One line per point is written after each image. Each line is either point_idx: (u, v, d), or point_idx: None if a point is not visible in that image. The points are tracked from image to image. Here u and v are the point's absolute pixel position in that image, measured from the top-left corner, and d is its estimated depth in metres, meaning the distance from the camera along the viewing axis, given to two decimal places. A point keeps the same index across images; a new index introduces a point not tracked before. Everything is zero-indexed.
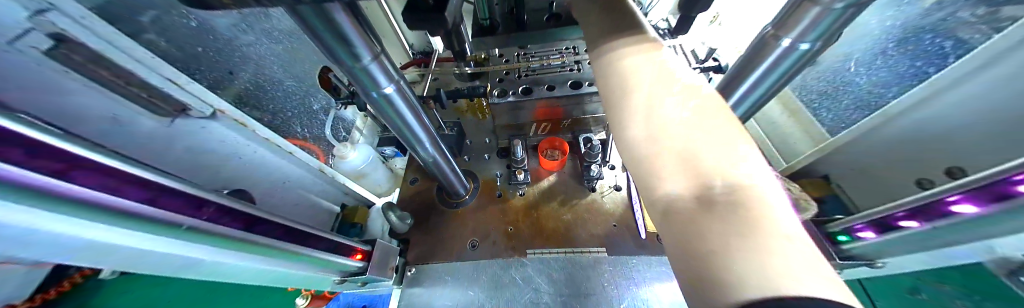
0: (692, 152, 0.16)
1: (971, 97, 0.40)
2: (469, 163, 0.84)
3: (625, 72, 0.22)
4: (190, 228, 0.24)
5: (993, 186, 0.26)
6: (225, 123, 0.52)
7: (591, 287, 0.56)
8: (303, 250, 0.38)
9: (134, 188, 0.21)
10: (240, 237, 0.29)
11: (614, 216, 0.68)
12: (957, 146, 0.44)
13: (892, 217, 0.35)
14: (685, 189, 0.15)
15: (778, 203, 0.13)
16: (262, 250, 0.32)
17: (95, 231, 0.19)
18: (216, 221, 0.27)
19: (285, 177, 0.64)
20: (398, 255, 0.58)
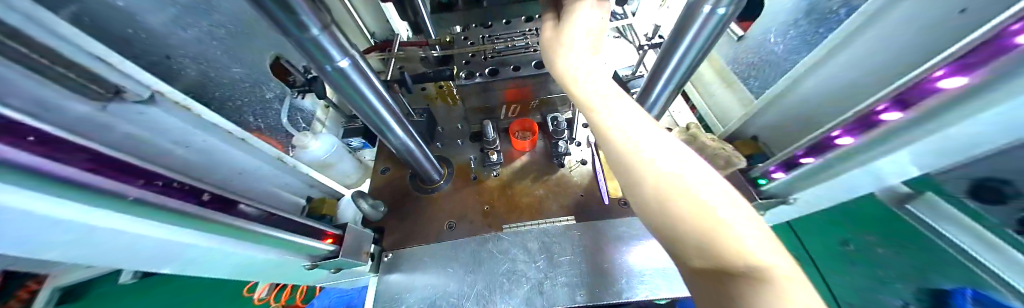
0: (706, 224, 0.20)
1: (857, 54, 0.48)
2: (441, 150, 0.84)
3: (615, 142, 0.26)
4: (133, 199, 0.24)
5: (927, 85, 0.27)
6: (167, 107, 0.47)
7: (561, 251, 0.61)
8: (266, 230, 0.37)
9: (46, 152, 0.19)
10: (189, 213, 0.29)
11: (581, 187, 0.73)
12: (841, 98, 0.53)
13: (829, 137, 0.40)
14: (713, 267, 0.19)
15: (773, 253, 0.18)
16: (213, 228, 0.32)
17: (21, 198, 0.18)
18: (160, 194, 0.27)
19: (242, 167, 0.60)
20: (372, 240, 0.57)
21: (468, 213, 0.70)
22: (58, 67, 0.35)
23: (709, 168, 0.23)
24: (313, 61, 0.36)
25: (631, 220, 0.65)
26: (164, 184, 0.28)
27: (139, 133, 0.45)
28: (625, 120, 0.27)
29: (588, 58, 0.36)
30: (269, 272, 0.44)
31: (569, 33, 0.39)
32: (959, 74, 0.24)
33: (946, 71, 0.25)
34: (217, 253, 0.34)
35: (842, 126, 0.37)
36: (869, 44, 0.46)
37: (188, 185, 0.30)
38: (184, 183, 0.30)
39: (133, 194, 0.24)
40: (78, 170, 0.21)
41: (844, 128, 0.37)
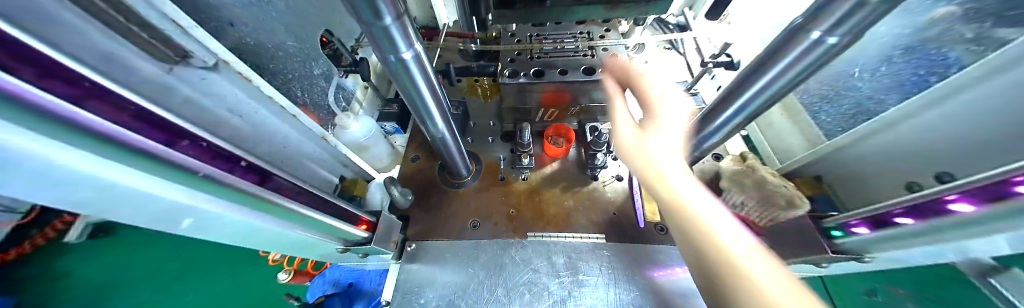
0: (709, 235, 0.32)
1: (969, 105, 0.41)
2: (472, 145, 0.83)
3: (647, 177, 0.41)
4: (198, 174, 0.23)
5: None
6: (228, 75, 0.48)
7: (588, 270, 0.58)
8: (310, 213, 0.37)
9: (118, 119, 0.19)
10: (247, 190, 0.28)
11: (614, 205, 0.68)
12: (939, 155, 0.46)
13: (935, 200, 0.32)
14: (699, 259, 0.33)
15: (761, 266, 0.29)
16: (268, 208, 0.31)
17: (109, 173, 0.18)
18: (223, 170, 0.26)
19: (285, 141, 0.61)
20: (401, 230, 0.56)
21: (494, 214, 0.68)
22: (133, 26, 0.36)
23: (738, 226, 0.33)
24: (378, 51, 0.35)
25: (668, 248, 0.60)
26: (226, 159, 0.27)
27: (197, 99, 0.45)
28: (682, 182, 0.37)
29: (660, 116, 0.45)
30: (314, 250, 0.44)
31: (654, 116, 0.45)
32: None
33: None
34: (270, 232, 0.34)
35: (958, 191, 0.30)
36: (989, 101, 0.39)
37: (248, 162, 0.30)
38: (244, 159, 0.29)
39: (197, 168, 0.23)
40: (141, 137, 0.20)
41: (961, 193, 0.30)
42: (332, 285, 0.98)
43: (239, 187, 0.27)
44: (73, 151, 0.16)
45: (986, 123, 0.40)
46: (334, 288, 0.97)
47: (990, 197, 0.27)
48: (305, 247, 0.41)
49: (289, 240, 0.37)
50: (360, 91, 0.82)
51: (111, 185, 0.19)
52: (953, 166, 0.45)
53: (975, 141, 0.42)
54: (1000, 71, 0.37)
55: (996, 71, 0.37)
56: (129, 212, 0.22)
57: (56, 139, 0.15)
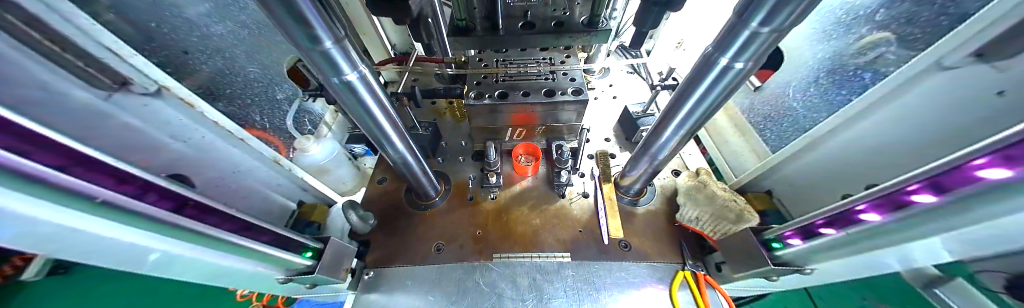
0: None
1: (885, 119, 0.46)
2: (441, 165, 0.83)
3: None
4: (129, 209, 0.24)
5: (962, 172, 0.23)
6: (169, 101, 0.48)
7: (552, 292, 0.57)
8: (244, 242, 0.36)
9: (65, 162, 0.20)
10: (174, 222, 0.28)
11: (581, 222, 0.69)
12: (868, 164, 0.50)
13: (851, 210, 0.33)
14: None
15: None
16: (198, 238, 0.31)
17: (31, 209, 0.19)
18: (153, 204, 0.26)
19: (234, 165, 0.59)
20: (353, 255, 0.55)
21: (459, 235, 0.67)
22: (70, 56, 0.37)
23: None
24: (320, 72, 0.36)
25: (632, 265, 0.60)
26: (162, 192, 0.27)
27: (133, 123, 0.45)
28: None
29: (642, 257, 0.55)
30: (252, 283, 0.42)
31: None
32: (994, 167, 0.20)
33: (986, 160, 0.21)
34: (201, 262, 0.33)
35: (866, 200, 0.31)
36: (904, 113, 0.43)
37: (181, 194, 0.29)
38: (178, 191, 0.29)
39: (129, 204, 0.24)
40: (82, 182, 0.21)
41: (869, 202, 0.31)
42: None
43: (163, 218, 0.27)
44: (7, 194, 0.17)
45: (904, 132, 0.44)
46: None
47: (902, 202, 0.28)
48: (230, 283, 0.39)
49: (213, 272, 0.36)
50: (330, 114, 0.83)
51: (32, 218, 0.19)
52: (880, 175, 0.48)
53: (896, 149, 0.45)
54: (909, 85, 0.41)
55: (904, 86, 0.42)
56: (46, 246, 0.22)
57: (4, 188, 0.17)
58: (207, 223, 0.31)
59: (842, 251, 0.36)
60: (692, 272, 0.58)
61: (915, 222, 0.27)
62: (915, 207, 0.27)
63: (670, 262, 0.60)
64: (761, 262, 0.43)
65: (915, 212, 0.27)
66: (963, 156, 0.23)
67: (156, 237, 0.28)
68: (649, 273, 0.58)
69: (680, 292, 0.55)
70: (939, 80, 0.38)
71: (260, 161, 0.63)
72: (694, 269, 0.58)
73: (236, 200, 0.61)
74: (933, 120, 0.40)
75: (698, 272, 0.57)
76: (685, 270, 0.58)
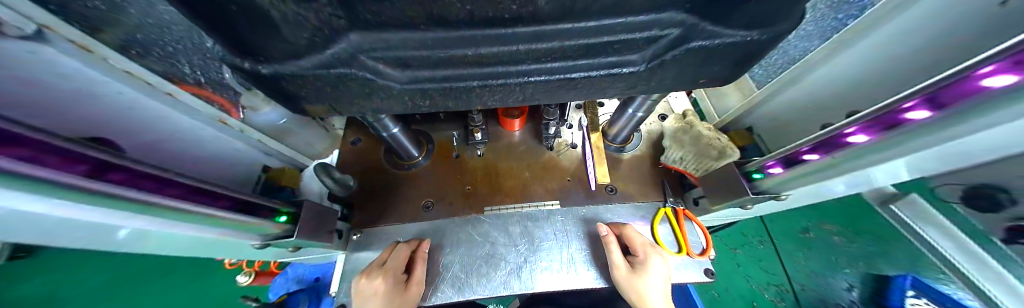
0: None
1: (868, 49, 0.46)
2: (421, 123, 0.76)
3: (640, 263, 0.51)
4: (45, 181, 0.18)
5: (965, 85, 0.22)
6: (68, 50, 0.33)
7: (542, 235, 0.60)
8: (199, 209, 0.31)
9: None
10: (108, 191, 0.23)
11: (569, 171, 0.69)
12: (855, 91, 0.51)
13: (838, 134, 0.33)
14: None
15: None
16: (143, 208, 0.26)
17: None
18: (67, 170, 0.20)
19: (175, 127, 0.49)
20: (336, 217, 0.53)
21: (449, 192, 0.66)
22: None
23: None
24: None
25: (617, 207, 0.62)
26: (69, 154, 0.21)
27: (21, 75, 0.31)
28: (657, 275, 0.50)
29: (637, 231, 0.55)
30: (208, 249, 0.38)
31: (631, 229, 0.56)
32: (1004, 72, 0.18)
33: (992, 68, 0.19)
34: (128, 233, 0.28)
35: (858, 122, 0.31)
36: (897, 35, 0.42)
37: (92, 156, 0.22)
38: (98, 156, 0.23)
39: (42, 174, 0.18)
40: None
41: (860, 125, 0.31)
42: (296, 281, 1.13)
43: (93, 187, 0.21)
44: None
45: (894, 54, 0.44)
46: (300, 283, 1.13)
47: (902, 119, 0.27)
48: (165, 248, 0.34)
49: (142, 239, 0.30)
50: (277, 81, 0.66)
51: None
52: (865, 99, 0.50)
53: (885, 74, 0.46)
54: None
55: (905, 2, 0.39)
56: None
57: None
58: (146, 189, 0.26)
59: (822, 176, 0.37)
60: (672, 208, 0.61)
61: (909, 140, 0.27)
62: (906, 127, 0.27)
63: (652, 201, 0.63)
64: (740, 193, 0.46)
65: (906, 131, 0.27)
66: (969, 67, 0.21)
67: (72, 208, 0.22)
68: (633, 212, 0.62)
69: (660, 225, 0.60)
70: (927, 2, 0.37)
71: (198, 119, 0.51)
72: (675, 206, 0.61)
73: (192, 165, 0.54)
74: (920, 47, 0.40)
75: (677, 208, 0.60)
76: (666, 207, 0.61)
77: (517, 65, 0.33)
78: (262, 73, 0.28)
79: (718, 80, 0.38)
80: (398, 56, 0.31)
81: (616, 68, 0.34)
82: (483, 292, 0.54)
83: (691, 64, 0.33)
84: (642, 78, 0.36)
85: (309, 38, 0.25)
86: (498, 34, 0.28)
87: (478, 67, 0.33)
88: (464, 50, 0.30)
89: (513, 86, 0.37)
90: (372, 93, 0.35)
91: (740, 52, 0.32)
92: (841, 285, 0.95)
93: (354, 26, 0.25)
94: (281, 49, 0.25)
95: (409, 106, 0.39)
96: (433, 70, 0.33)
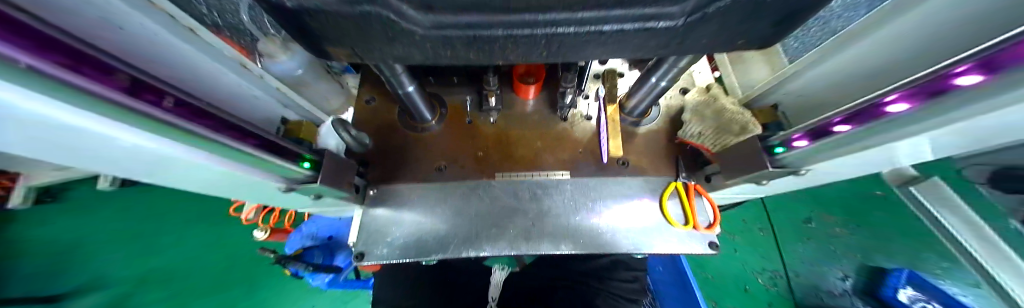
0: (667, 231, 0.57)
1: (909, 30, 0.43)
2: (434, 86, 0.75)
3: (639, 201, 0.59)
4: (76, 88, 0.18)
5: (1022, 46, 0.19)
6: None
7: (551, 203, 0.61)
8: (223, 140, 0.31)
9: (12, 27, 0.14)
10: (135, 109, 0.23)
11: (582, 143, 0.69)
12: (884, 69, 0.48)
13: (877, 103, 0.32)
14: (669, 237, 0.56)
15: (682, 238, 0.56)
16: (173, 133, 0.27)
17: None
18: (111, 87, 0.21)
19: (194, 68, 0.49)
20: (353, 171, 0.55)
21: (460, 156, 0.67)
22: None
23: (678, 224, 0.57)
24: None
25: (628, 179, 0.62)
26: (116, 72, 0.22)
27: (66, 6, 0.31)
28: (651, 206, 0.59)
29: (626, 174, 0.63)
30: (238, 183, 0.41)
31: (621, 174, 0.63)
32: None
33: None
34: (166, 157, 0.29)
35: (904, 89, 0.29)
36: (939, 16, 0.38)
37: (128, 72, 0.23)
38: (138, 77, 0.23)
39: (78, 84, 0.18)
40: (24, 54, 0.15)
41: (906, 91, 0.29)
42: (310, 237, 1.20)
43: (130, 106, 0.22)
44: None
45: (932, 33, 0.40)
46: (313, 240, 1.19)
47: (952, 85, 0.25)
48: (197, 177, 0.36)
49: (169, 164, 0.32)
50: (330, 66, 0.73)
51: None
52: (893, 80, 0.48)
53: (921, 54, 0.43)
54: None
55: None
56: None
57: None
58: (173, 113, 0.26)
59: (845, 149, 0.37)
60: (683, 183, 0.60)
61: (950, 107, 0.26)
62: (949, 96, 0.25)
63: (664, 177, 0.62)
64: (759, 166, 0.45)
65: (948, 99, 0.25)
66: None
67: (113, 124, 0.23)
68: (643, 186, 0.62)
69: (669, 201, 0.60)
70: None
71: (224, 64, 0.52)
72: (686, 181, 0.61)
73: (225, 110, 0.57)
74: (943, 32, 0.39)
75: (690, 183, 0.60)
76: (677, 182, 0.61)
77: (547, 13, 0.31)
78: (286, 6, 0.28)
79: (757, 43, 0.35)
80: None
81: (650, 22, 0.32)
82: (491, 250, 0.56)
83: (731, 20, 0.31)
84: (677, 35, 0.34)
85: None
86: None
87: (506, 14, 0.31)
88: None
89: (539, 38, 0.35)
90: (393, 39, 0.34)
91: (783, 10, 0.29)
92: (837, 275, 1.08)
93: None
94: None
95: (431, 55, 0.38)
96: (458, 15, 0.32)
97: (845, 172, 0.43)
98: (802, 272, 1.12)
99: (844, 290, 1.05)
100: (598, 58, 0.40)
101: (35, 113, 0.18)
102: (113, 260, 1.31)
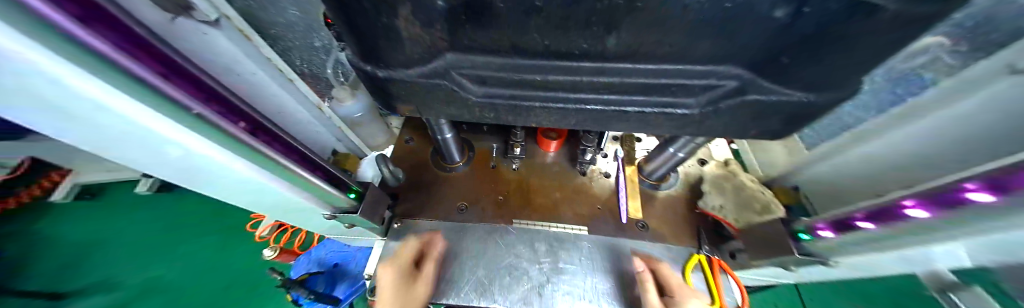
0: None
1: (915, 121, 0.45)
2: (466, 131, 0.83)
3: (672, 278, 0.54)
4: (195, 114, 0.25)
5: None
6: (230, 34, 0.45)
7: (566, 258, 0.60)
8: (285, 164, 0.36)
9: (130, 51, 0.20)
10: (229, 131, 0.28)
11: (600, 199, 0.70)
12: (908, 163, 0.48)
13: (896, 205, 0.32)
14: None
15: None
16: (252, 156, 0.32)
17: (102, 94, 0.19)
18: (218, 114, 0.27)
19: (280, 107, 0.58)
20: (387, 204, 0.59)
21: (481, 199, 0.70)
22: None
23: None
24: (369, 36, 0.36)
25: (646, 244, 0.61)
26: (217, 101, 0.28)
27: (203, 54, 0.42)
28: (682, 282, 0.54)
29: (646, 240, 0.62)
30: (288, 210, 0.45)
31: (641, 238, 0.63)
32: None
33: None
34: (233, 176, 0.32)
35: (915, 195, 0.31)
36: (953, 119, 0.41)
37: (226, 99, 0.29)
38: (234, 106, 0.30)
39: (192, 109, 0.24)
40: (140, 70, 0.20)
41: (918, 198, 0.30)
42: (317, 262, 1.20)
43: (229, 132, 0.28)
44: (74, 70, 0.16)
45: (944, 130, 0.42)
46: (319, 266, 1.19)
47: (963, 197, 0.26)
48: (263, 203, 0.41)
49: (257, 194, 0.38)
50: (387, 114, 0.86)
51: (103, 104, 0.19)
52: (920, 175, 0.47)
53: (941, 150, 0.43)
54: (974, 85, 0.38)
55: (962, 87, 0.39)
56: (118, 138, 0.22)
57: (79, 68, 0.17)
58: (253, 136, 0.32)
59: (872, 246, 0.36)
60: (706, 256, 0.59)
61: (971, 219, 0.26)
62: (968, 207, 0.26)
63: (685, 246, 0.61)
64: (785, 250, 0.44)
65: (965, 211, 0.26)
66: None
67: (221, 152, 0.29)
68: (663, 253, 0.60)
69: (692, 273, 0.58)
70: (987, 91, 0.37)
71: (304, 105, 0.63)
72: (709, 254, 0.59)
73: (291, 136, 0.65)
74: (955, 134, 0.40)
75: (713, 257, 0.58)
76: (699, 254, 0.59)
77: (578, 93, 0.38)
78: (377, 76, 0.36)
79: (770, 133, 0.39)
80: (479, 75, 0.37)
81: (669, 108, 0.37)
82: (502, 303, 0.54)
83: (742, 113, 0.35)
84: (695, 120, 0.38)
85: (420, 54, 0.33)
86: (565, 66, 0.35)
87: (544, 91, 0.38)
88: (535, 75, 0.36)
89: (569, 111, 0.41)
90: (450, 102, 0.41)
91: (790, 110, 0.33)
92: None
93: (453, 48, 0.34)
94: (401, 59, 0.33)
95: (475, 116, 0.45)
96: (505, 88, 0.39)
97: (880, 264, 0.39)
98: None
99: None
100: (621, 131, 0.44)
101: (158, 130, 0.23)
102: (131, 263, 1.37)
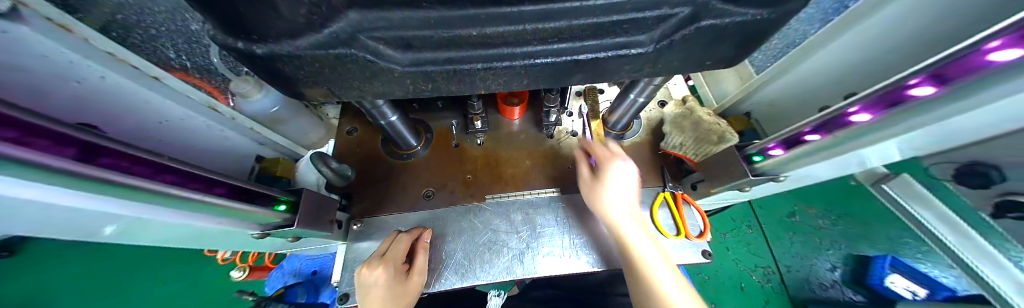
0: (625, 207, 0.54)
1: (860, 35, 0.49)
2: (419, 111, 0.75)
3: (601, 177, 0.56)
4: (25, 163, 0.18)
5: (971, 60, 0.22)
6: (36, 25, 0.33)
7: (544, 222, 0.60)
8: (175, 191, 0.28)
9: None
10: (73, 170, 0.20)
11: (570, 159, 0.69)
12: (854, 72, 0.53)
13: (842, 113, 0.34)
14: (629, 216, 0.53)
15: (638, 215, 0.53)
16: (122, 191, 0.24)
17: None
18: (53, 153, 0.19)
19: (161, 115, 0.50)
20: (335, 207, 0.53)
21: (449, 182, 0.65)
22: None
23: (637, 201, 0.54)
24: None
25: None
26: (41, 130, 0.19)
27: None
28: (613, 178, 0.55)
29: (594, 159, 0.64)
30: (203, 235, 0.37)
31: None
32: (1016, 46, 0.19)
33: (1000, 42, 0.19)
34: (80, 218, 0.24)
35: (863, 101, 0.31)
36: (903, 21, 0.44)
37: (22, 117, 0.19)
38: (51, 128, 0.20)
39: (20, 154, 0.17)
40: None
41: (864, 103, 0.31)
42: (293, 274, 1.13)
43: (82, 171, 0.21)
44: None
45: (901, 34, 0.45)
46: (296, 277, 1.13)
47: (909, 95, 0.27)
48: (146, 232, 0.32)
49: (142, 225, 0.30)
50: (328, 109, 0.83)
51: None
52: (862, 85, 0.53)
53: (887, 54, 0.48)
54: None
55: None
56: None
57: None
58: (100, 165, 0.22)
59: (817, 156, 0.38)
60: (671, 193, 0.62)
61: (904, 116, 0.27)
62: (910, 103, 0.27)
63: (652, 187, 0.64)
64: (740, 175, 0.47)
65: (904, 109, 0.27)
66: (975, 43, 0.21)
67: (71, 195, 0.23)
68: None
69: (659, 211, 0.61)
70: None
71: (185, 104, 0.52)
72: (673, 190, 0.62)
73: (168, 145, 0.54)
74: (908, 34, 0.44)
75: (677, 192, 0.61)
76: (665, 192, 0.62)
77: (525, 46, 0.32)
78: (257, 53, 0.27)
79: (722, 62, 0.37)
80: (400, 37, 0.30)
81: (623, 50, 0.33)
82: (486, 278, 0.54)
83: (698, 45, 0.33)
84: (650, 59, 0.35)
85: (306, 15, 0.24)
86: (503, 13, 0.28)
87: (483, 49, 0.32)
88: (471, 30, 0.30)
89: (517, 69, 0.35)
90: (372, 77, 0.34)
91: (744, 32, 0.31)
92: (824, 265, 1.08)
93: (352, 4, 0.25)
94: (279, 26, 0.25)
95: (412, 90, 0.39)
96: (436, 51, 0.32)
97: (818, 174, 0.44)
98: (795, 266, 1.10)
99: (833, 280, 1.05)
100: (576, 83, 0.40)
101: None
102: None
